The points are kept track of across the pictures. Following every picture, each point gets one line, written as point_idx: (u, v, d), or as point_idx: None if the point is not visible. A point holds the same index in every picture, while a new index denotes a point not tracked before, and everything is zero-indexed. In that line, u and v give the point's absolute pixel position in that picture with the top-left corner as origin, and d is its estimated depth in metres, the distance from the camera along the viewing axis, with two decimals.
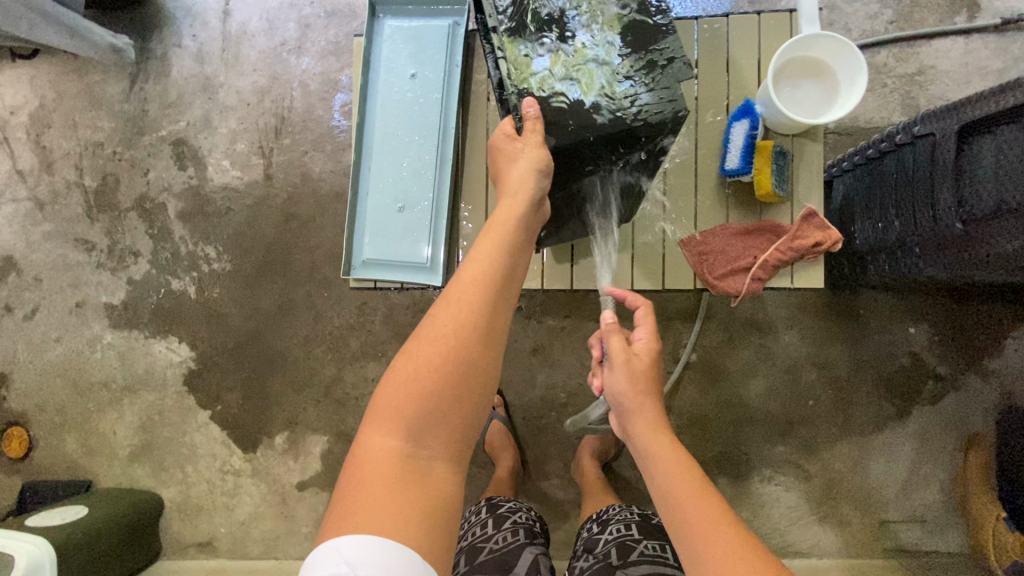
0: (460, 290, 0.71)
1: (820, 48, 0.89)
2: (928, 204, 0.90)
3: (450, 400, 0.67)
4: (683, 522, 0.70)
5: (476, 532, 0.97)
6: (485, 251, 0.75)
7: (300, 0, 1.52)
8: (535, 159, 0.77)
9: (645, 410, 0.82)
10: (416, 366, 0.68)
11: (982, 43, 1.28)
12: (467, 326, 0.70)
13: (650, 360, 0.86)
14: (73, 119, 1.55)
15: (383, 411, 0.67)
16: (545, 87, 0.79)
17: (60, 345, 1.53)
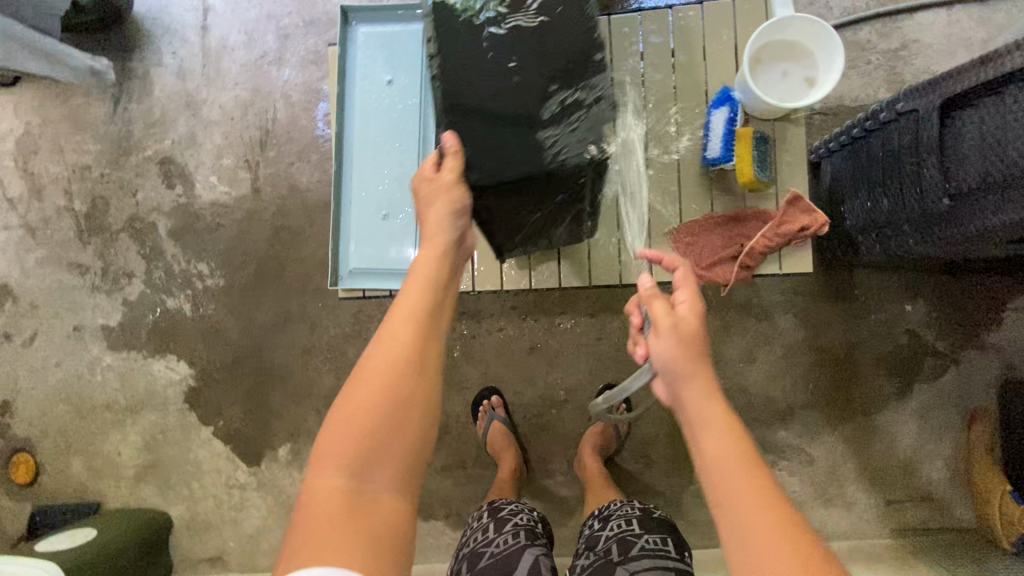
0: (391, 329, 0.71)
1: (793, 30, 0.89)
2: (915, 181, 0.90)
3: (390, 438, 0.67)
4: (729, 502, 0.61)
5: (478, 538, 0.97)
6: (413, 289, 0.74)
7: (278, 11, 1.52)
8: (457, 198, 0.77)
9: (695, 375, 0.70)
10: (352, 410, 0.67)
11: (965, 14, 1.27)
12: (400, 362, 0.69)
13: (696, 324, 0.74)
14: (60, 143, 1.55)
15: (324, 458, 0.66)
16: (470, 119, 0.77)
17: (60, 370, 1.54)
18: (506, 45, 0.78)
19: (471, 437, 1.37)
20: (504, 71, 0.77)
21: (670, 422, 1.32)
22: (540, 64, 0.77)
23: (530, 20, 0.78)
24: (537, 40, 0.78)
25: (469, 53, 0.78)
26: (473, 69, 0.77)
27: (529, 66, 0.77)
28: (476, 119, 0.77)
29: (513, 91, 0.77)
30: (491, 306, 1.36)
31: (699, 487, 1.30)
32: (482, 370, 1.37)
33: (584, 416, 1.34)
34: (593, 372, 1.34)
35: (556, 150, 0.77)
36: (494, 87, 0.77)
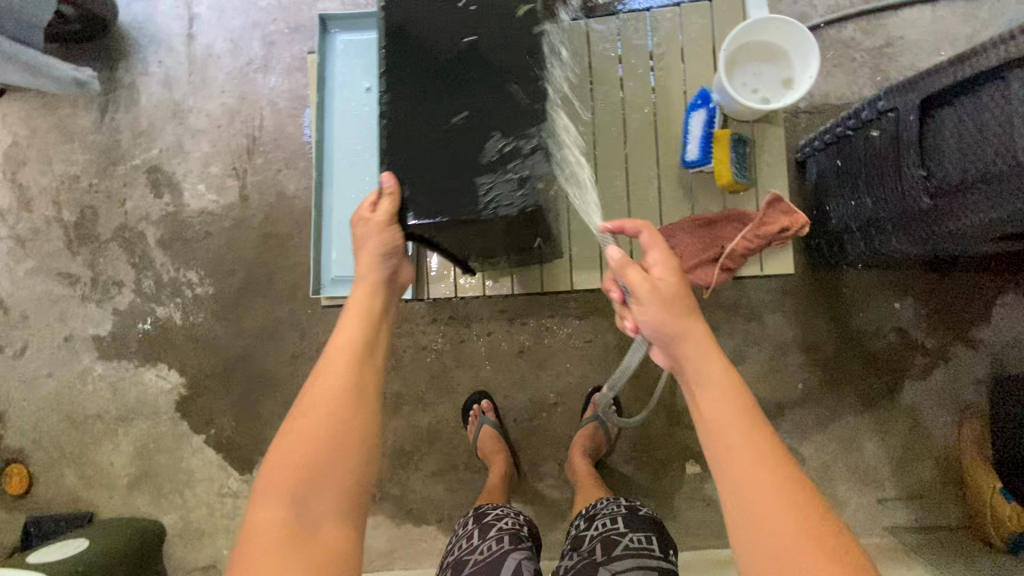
0: (329, 364, 0.76)
1: (767, 32, 0.91)
2: (897, 179, 0.89)
3: (329, 464, 0.71)
4: (726, 456, 0.65)
5: (462, 546, 0.96)
6: (348, 327, 0.80)
7: (263, 19, 1.52)
8: (389, 239, 0.81)
9: (689, 335, 0.73)
10: (293, 439, 0.72)
11: (950, 10, 1.27)
12: (337, 395, 0.74)
13: (678, 286, 0.76)
14: (48, 154, 1.55)
15: (268, 485, 0.70)
16: (415, 165, 0.79)
17: (52, 380, 1.54)
18: (452, 98, 0.80)
19: (461, 441, 1.37)
20: (449, 121, 0.79)
21: (660, 423, 1.32)
22: (483, 114, 0.78)
23: (477, 72, 0.80)
24: (483, 91, 0.79)
25: (418, 105, 0.80)
26: (419, 124, 0.80)
27: (474, 116, 0.79)
28: (420, 167, 0.79)
29: (455, 142, 0.79)
30: (479, 309, 1.37)
31: (690, 488, 1.30)
32: (472, 374, 1.37)
33: (575, 418, 1.34)
34: (583, 375, 1.34)
35: (490, 198, 0.76)
36: (438, 138, 0.79)
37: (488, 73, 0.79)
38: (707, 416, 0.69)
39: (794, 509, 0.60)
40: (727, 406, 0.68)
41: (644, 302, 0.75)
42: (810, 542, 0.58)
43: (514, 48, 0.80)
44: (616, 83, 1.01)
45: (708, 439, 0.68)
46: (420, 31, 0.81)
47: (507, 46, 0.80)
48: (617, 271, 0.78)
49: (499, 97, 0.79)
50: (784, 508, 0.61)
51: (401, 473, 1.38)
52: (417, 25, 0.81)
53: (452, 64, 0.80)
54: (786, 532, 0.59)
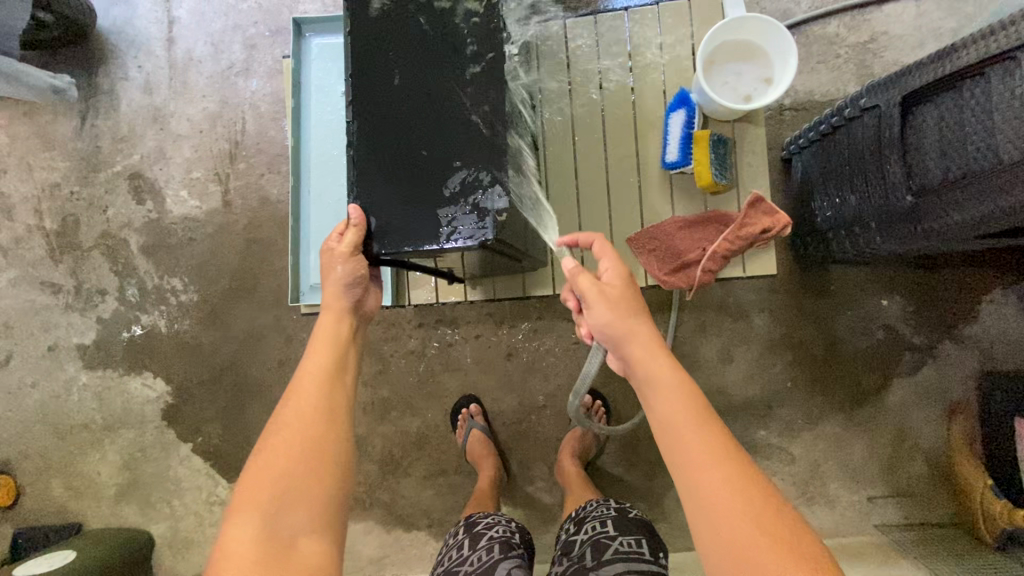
0: (301, 386, 0.78)
1: (748, 30, 0.90)
2: (879, 177, 0.89)
3: (302, 480, 0.71)
4: (680, 457, 0.66)
5: (452, 556, 0.95)
6: (316, 351, 0.81)
7: (243, 21, 1.50)
8: (352, 269, 0.81)
9: (638, 337, 0.73)
10: (267, 458, 0.72)
11: (933, 5, 1.26)
12: (309, 415, 0.76)
13: (626, 288, 0.77)
14: (28, 161, 1.53)
15: (242, 504, 0.70)
16: (376, 197, 0.76)
17: (37, 391, 1.52)
18: (414, 129, 0.77)
19: (450, 445, 1.36)
20: (411, 151, 0.76)
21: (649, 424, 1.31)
22: (446, 146, 0.76)
23: (440, 100, 0.77)
24: (446, 120, 0.76)
25: (378, 135, 0.77)
26: (380, 154, 0.77)
27: (437, 146, 0.76)
28: (382, 198, 0.76)
29: (416, 173, 0.76)
30: (466, 313, 1.36)
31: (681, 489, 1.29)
32: (460, 377, 1.36)
33: (564, 421, 1.33)
34: (571, 376, 1.33)
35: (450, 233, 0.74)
36: (400, 165, 0.77)
37: (449, 101, 0.76)
38: (658, 415, 0.70)
39: (747, 503, 0.61)
40: (677, 405, 0.68)
41: (594, 306, 0.75)
42: (764, 535, 0.59)
43: (478, 73, 0.76)
44: (594, 88, 1.02)
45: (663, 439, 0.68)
46: (384, 52, 0.78)
47: (470, 72, 0.77)
48: (571, 281, 0.79)
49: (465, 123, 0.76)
50: (737, 504, 0.61)
51: (390, 478, 1.37)
52: (377, 50, 0.78)
53: (414, 92, 0.77)
54: (740, 526, 0.60)
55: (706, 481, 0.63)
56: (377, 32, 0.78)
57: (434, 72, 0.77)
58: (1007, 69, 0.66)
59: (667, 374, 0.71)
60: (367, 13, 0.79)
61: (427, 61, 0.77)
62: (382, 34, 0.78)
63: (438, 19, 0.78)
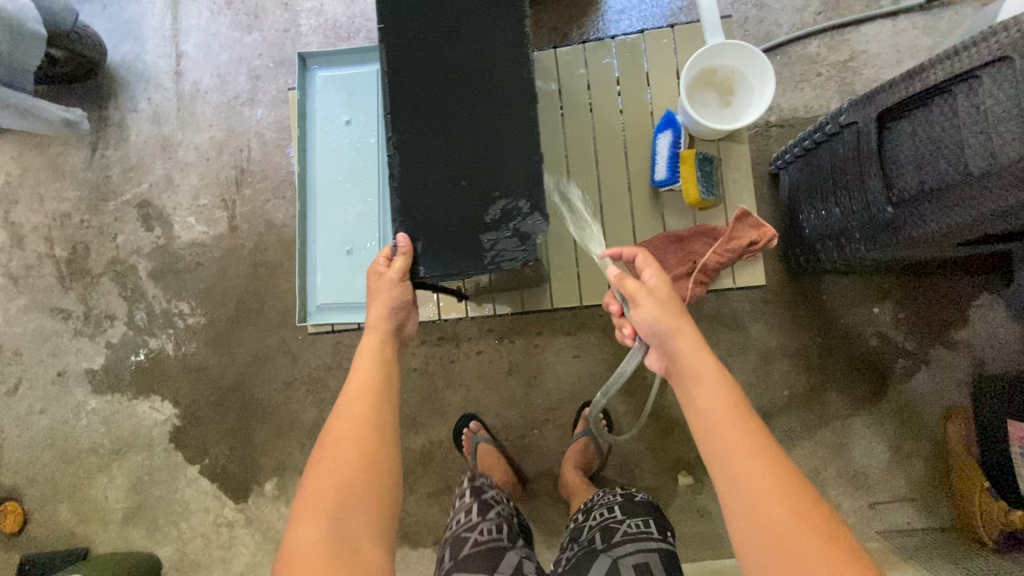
0: (349, 403, 0.80)
1: (729, 56, 0.95)
2: (861, 190, 0.93)
3: (361, 488, 0.74)
4: (722, 453, 0.68)
5: (461, 521, 1.00)
6: (363, 370, 0.83)
7: (248, 53, 1.56)
8: (400, 295, 0.83)
9: (685, 331, 0.75)
10: (326, 469, 0.75)
11: (909, 23, 1.31)
12: (362, 430, 0.78)
13: (671, 289, 0.80)
14: (40, 192, 1.58)
15: (305, 509, 0.72)
16: (420, 222, 0.79)
17: (45, 417, 1.54)
18: (446, 155, 0.79)
19: (455, 461, 1.38)
20: (449, 179, 0.79)
21: (651, 435, 1.32)
22: (481, 173, 0.79)
23: (475, 127, 0.79)
24: (480, 149, 0.79)
25: (415, 162, 0.79)
26: (419, 181, 0.79)
27: (473, 171, 0.79)
28: (424, 224, 0.79)
29: (456, 201, 0.79)
30: (468, 329, 1.39)
31: (683, 499, 1.30)
32: (463, 394, 1.38)
33: (566, 434, 1.35)
34: (573, 390, 1.35)
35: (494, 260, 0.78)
36: (438, 190, 0.79)
37: (482, 130, 0.79)
38: (704, 408, 0.71)
39: (787, 491, 0.64)
40: (722, 398, 0.70)
41: (642, 302, 0.77)
42: (802, 521, 0.62)
43: (511, 104, 0.79)
44: (586, 113, 1.06)
45: (703, 433, 0.70)
46: (411, 77, 0.80)
47: (501, 101, 0.79)
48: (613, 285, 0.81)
49: (496, 152, 0.79)
50: (779, 493, 0.63)
51: None
52: (409, 79, 0.80)
53: (447, 120, 0.79)
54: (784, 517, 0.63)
55: (744, 474, 0.65)
56: (411, 59, 0.80)
57: (465, 99, 0.79)
58: (970, 87, 0.70)
59: (710, 369, 0.72)
60: (398, 40, 0.80)
61: (457, 89, 0.80)
62: (414, 62, 0.80)
63: (468, 49, 0.80)
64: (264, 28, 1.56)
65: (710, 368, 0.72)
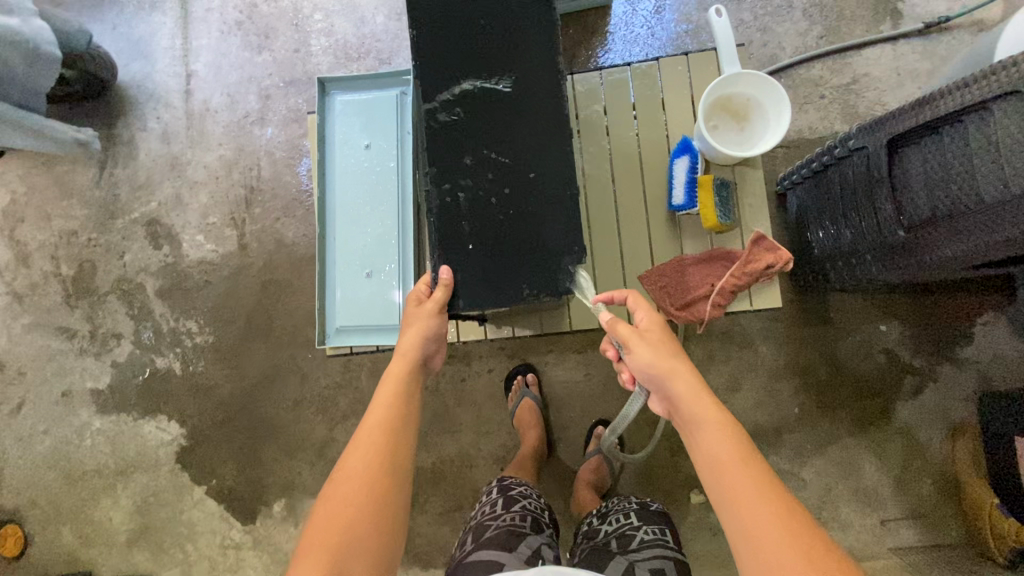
0: (366, 436, 0.78)
1: (742, 84, 0.98)
2: (872, 212, 0.95)
3: (368, 531, 0.70)
4: (729, 499, 0.67)
5: (485, 511, 1.03)
6: (384, 402, 0.81)
7: (259, 73, 1.57)
8: (436, 327, 0.84)
9: (681, 375, 0.76)
10: (336, 504, 0.72)
11: (909, 48, 1.35)
12: (377, 467, 0.75)
13: (663, 330, 0.82)
14: (46, 210, 1.57)
15: (309, 546, 0.68)
16: (460, 255, 0.80)
17: (48, 437, 1.52)
18: (484, 187, 0.81)
19: (466, 480, 1.37)
20: (490, 211, 0.81)
21: (663, 453, 1.33)
22: (519, 206, 0.80)
23: (513, 160, 0.81)
24: (518, 182, 0.80)
25: (456, 194, 0.80)
26: (458, 213, 0.80)
27: (511, 204, 0.80)
28: (462, 256, 0.80)
29: (495, 233, 0.80)
30: (479, 347, 1.39)
31: (695, 518, 1.30)
32: (474, 412, 1.38)
33: (577, 452, 1.35)
34: (584, 408, 1.35)
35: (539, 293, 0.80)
36: (477, 222, 0.80)
37: (521, 163, 0.81)
38: (707, 453, 0.71)
39: (794, 538, 0.62)
40: (726, 442, 0.70)
41: (636, 347, 0.79)
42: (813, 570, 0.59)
43: (547, 137, 0.81)
44: (602, 136, 1.08)
45: (712, 482, 0.70)
46: (446, 109, 0.81)
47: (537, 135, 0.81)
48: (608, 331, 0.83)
49: (533, 187, 0.81)
50: (787, 541, 0.62)
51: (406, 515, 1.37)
52: (449, 113, 0.81)
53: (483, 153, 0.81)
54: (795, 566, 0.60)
55: (755, 521, 0.64)
56: (447, 93, 0.81)
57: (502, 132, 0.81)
58: (982, 117, 0.72)
59: (714, 413, 0.73)
60: (437, 71, 0.81)
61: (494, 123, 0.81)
62: (453, 93, 0.81)
63: (504, 81, 0.81)
64: (274, 48, 1.57)
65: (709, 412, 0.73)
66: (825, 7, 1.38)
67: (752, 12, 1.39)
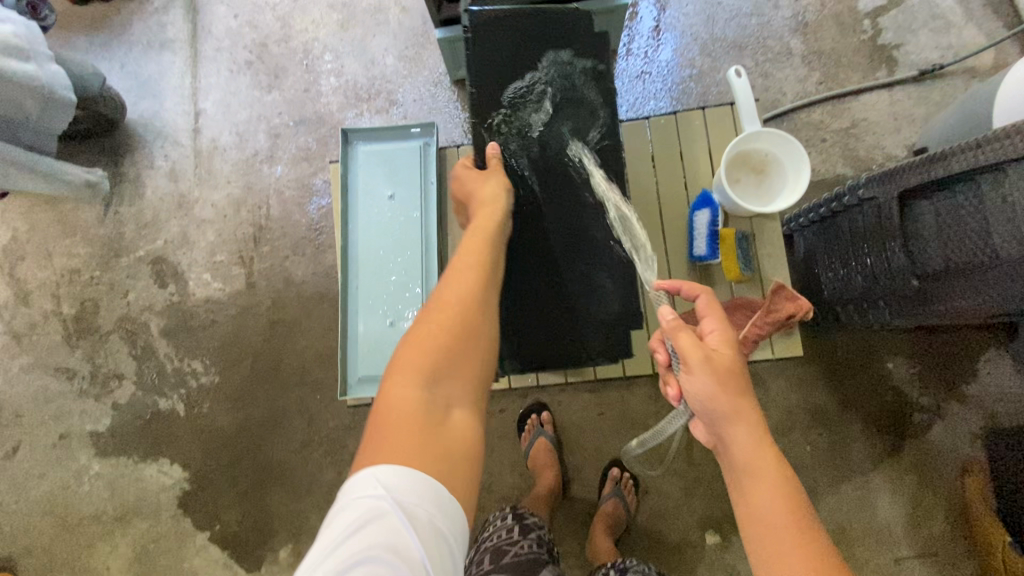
0: (458, 272, 0.86)
1: (763, 141, 1.01)
2: (884, 259, 0.97)
3: (460, 350, 0.79)
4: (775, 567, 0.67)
5: (502, 535, 1.05)
6: (473, 244, 0.89)
7: (268, 112, 1.58)
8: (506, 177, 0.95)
9: (744, 417, 0.74)
10: (431, 325, 0.79)
11: (904, 93, 1.40)
12: (467, 299, 0.82)
13: (733, 359, 0.77)
14: (49, 248, 1.55)
15: (405, 362, 0.75)
16: (527, 324, 0.98)
17: (44, 482, 1.47)
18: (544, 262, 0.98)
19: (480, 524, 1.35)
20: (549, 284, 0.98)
21: (677, 493, 1.32)
22: (576, 281, 0.97)
23: (566, 242, 0.98)
24: (573, 260, 0.97)
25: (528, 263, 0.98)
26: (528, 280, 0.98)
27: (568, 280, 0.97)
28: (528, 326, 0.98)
29: (555, 303, 0.97)
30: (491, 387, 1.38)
31: (711, 559, 1.29)
32: (487, 453, 1.37)
33: (592, 494, 1.34)
34: (597, 448, 1.35)
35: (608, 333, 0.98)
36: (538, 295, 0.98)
37: (571, 243, 0.98)
38: (758, 513, 0.71)
39: None
40: (778, 507, 0.70)
41: (697, 376, 0.76)
42: None
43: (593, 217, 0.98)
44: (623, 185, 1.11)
45: (754, 534, 0.70)
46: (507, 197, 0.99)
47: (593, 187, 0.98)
48: (669, 334, 0.80)
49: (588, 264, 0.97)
50: None
51: None
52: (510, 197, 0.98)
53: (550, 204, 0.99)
54: None
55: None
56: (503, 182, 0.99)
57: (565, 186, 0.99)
58: (996, 179, 0.75)
59: (773, 470, 0.71)
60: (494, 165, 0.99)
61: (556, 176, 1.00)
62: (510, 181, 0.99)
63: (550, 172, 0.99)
64: (284, 88, 1.58)
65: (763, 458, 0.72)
66: (823, 54, 1.43)
67: (754, 58, 1.44)
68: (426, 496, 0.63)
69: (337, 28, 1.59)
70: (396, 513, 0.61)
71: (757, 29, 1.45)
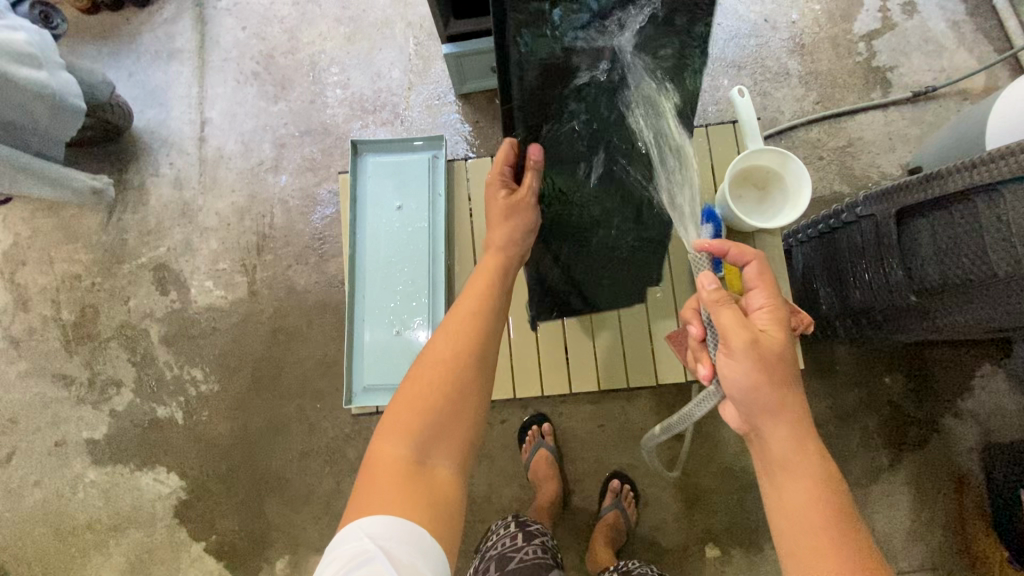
0: (455, 324, 0.86)
1: (766, 158, 1.04)
2: (882, 275, 0.99)
3: (449, 410, 0.78)
4: (790, 545, 0.71)
5: (506, 543, 1.05)
6: (472, 300, 0.90)
7: (274, 122, 1.60)
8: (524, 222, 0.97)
9: (787, 406, 0.73)
10: (423, 383, 0.79)
11: (899, 114, 1.44)
12: (460, 354, 0.82)
13: (778, 343, 0.74)
14: (50, 254, 1.55)
15: (394, 423, 0.76)
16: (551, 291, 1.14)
17: (39, 490, 1.46)
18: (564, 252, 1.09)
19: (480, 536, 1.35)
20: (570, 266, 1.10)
21: (678, 506, 1.32)
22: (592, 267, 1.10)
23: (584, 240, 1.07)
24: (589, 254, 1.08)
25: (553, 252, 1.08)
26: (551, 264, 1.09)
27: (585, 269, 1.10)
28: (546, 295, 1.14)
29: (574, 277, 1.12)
30: None
31: (711, 572, 1.29)
32: (488, 465, 1.37)
33: (592, 506, 1.34)
34: (598, 460, 1.35)
35: (593, 272, 1.12)
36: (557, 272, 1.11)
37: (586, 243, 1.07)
38: (786, 495, 0.73)
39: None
40: (806, 489, 0.72)
41: (734, 363, 0.73)
42: None
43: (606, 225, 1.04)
44: None
45: (784, 524, 0.73)
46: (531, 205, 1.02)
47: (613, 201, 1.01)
48: (714, 311, 0.76)
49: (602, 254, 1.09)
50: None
51: None
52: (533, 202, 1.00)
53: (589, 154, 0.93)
54: None
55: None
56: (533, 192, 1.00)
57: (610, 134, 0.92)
58: (991, 198, 0.78)
59: (814, 461, 0.73)
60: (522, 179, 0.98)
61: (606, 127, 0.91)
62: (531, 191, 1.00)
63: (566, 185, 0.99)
64: (291, 98, 1.60)
65: (804, 453, 0.72)
66: (820, 75, 1.47)
67: (753, 77, 1.48)
68: (411, 545, 0.65)
69: (344, 41, 1.61)
70: (378, 556, 0.63)
71: (757, 49, 1.49)
